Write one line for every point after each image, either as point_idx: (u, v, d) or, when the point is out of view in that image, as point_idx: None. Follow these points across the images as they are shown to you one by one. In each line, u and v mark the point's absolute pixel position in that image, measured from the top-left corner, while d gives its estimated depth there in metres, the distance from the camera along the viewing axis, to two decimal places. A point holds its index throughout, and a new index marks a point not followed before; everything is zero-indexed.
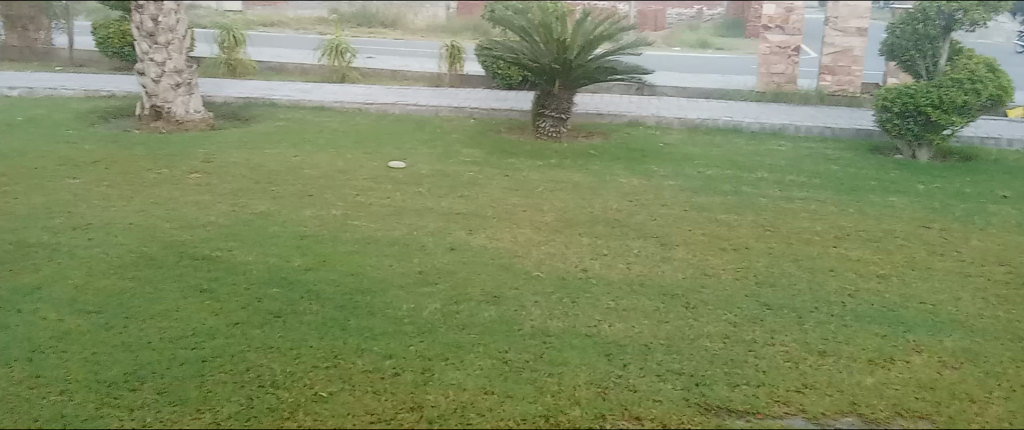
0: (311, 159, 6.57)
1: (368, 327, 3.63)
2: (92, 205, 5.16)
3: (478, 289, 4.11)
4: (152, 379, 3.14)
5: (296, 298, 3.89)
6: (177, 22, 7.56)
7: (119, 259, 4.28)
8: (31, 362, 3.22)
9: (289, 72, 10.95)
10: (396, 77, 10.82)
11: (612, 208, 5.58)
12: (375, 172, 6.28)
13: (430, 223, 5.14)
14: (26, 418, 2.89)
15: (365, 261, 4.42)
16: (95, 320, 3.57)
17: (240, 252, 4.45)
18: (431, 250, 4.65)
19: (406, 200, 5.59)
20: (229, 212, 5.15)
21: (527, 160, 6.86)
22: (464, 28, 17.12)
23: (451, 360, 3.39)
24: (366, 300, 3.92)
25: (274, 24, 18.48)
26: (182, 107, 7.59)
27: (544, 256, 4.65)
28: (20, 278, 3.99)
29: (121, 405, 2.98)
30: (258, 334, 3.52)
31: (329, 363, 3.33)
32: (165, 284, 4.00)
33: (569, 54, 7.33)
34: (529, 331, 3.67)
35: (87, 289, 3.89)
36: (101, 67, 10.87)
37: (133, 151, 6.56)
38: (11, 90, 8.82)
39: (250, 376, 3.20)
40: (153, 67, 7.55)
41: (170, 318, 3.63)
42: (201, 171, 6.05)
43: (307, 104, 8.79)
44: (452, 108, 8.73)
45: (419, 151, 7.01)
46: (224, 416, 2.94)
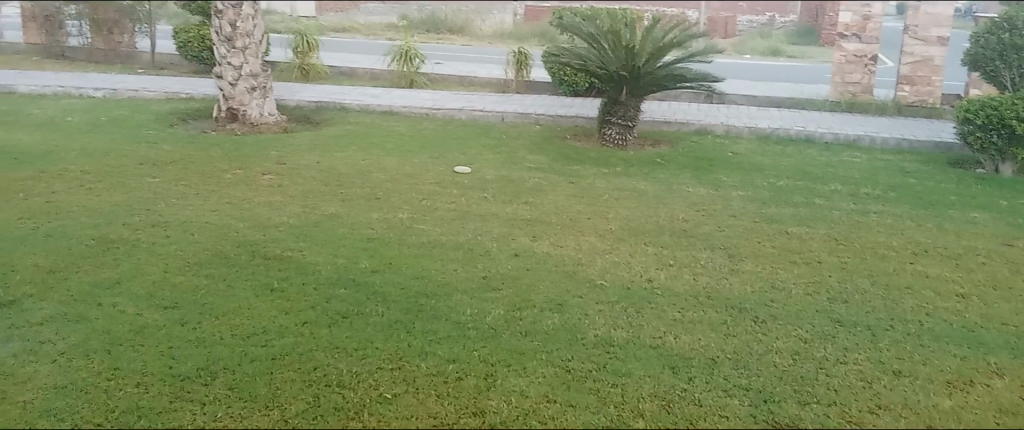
0: (379, 162, 6.67)
1: (432, 331, 3.67)
2: (170, 204, 5.34)
3: (541, 297, 4.10)
4: (224, 375, 3.22)
5: (363, 300, 3.95)
6: (254, 27, 7.79)
7: (195, 256, 4.42)
8: (109, 354, 3.34)
9: (359, 77, 11.16)
10: (463, 83, 10.91)
11: (678, 218, 5.51)
12: (441, 176, 6.34)
13: (495, 228, 5.16)
14: (103, 408, 2.99)
15: (431, 265, 4.46)
16: (171, 316, 3.69)
17: (309, 253, 4.54)
18: (495, 256, 4.66)
19: (471, 205, 5.63)
20: (300, 213, 5.27)
21: (592, 168, 6.83)
22: (530, 35, 17.18)
23: (514, 366, 3.39)
24: (431, 303, 3.96)
25: (344, 30, 18.87)
26: (257, 109, 7.85)
27: (608, 264, 4.61)
28: (102, 272, 4.15)
29: (193, 399, 3.07)
30: (325, 334, 3.59)
31: (394, 365, 3.37)
32: (237, 282, 4.11)
33: (637, 61, 7.28)
34: (593, 341, 3.65)
35: (164, 285, 4.02)
36: (181, 70, 11.27)
37: (209, 152, 6.77)
38: (97, 91, 9.22)
39: (317, 375, 3.25)
40: (230, 71, 7.78)
41: (242, 315, 3.73)
42: (274, 172, 6.21)
43: (376, 108, 8.94)
44: (518, 114, 8.75)
45: (485, 157, 7.05)
46: (291, 414, 3.00)
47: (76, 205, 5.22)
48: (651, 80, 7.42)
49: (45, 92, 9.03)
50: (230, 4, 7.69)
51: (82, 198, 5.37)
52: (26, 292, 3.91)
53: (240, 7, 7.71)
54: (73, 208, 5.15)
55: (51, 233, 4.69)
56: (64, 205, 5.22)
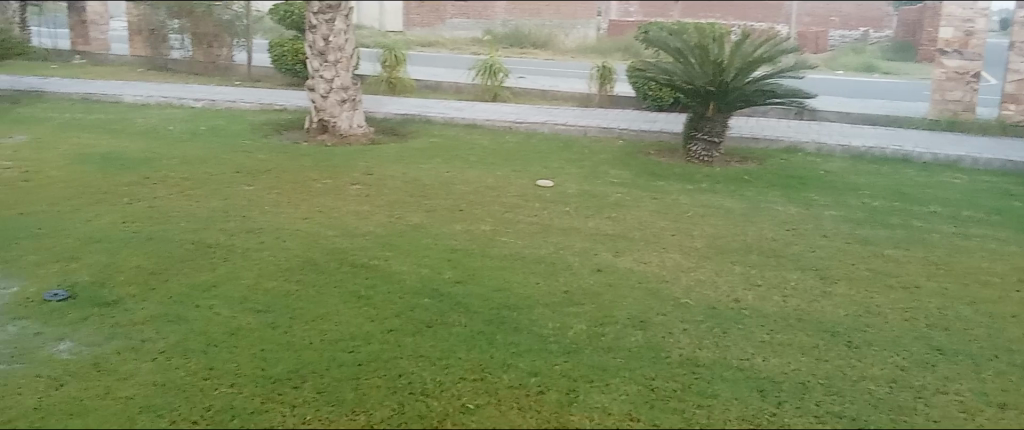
0: (463, 175, 6.74)
1: (514, 343, 3.67)
2: (264, 211, 5.53)
3: (625, 313, 4.05)
4: (313, 379, 3.30)
5: (446, 310, 3.99)
6: (345, 41, 8.01)
7: (286, 262, 4.56)
8: (205, 354, 3.47)
9: (444, 91, 11.31)
10: (546, 97, 10.95)
11: (767, 237, 5.37)
12: (523, 189, 6.36)
13: (577, 242, 5.14)
14: (199, 406, 3.09)
15: (512, 278, 4.47)
16: (263, 319, 3.81)
17: (394, 262, 4.63)
18: (578, 271, 4.63)
19: (554, 219, 5.62)
20: (386, 222, 5.38)
21: (677, 184, 6.73)
22: (614, 49, 17.14)
23: (597, 382, 3.36)
24: (513, 316, 3.96)
25: (430, 44, 19.23)
26: (347, 121, 8.05)
27: (693, 283, 4.52)
28: (200, 275, 4.33)
29: (284, 401, 3.15)
30: (410, 342, 3.64)
31: (476, 375, 3.38)
32: (326, 288, 4.21)
33: (725, 76, 7.15)
34: (678, 360, 3.58)
35: (257, 289, 4.16)
36: (275, 82, 11.67)
37: (301, 162, 6.98)
38: (197, 102, 9.63)
39: (401, 383, 3.30)
40: (322, 84, 8.02)
41: (330, 321, 3.82)
42: (362, 183, 6.35)
43: (460, 121, 9.05)
44: (601, 129, 8.72)
45: (568, 170, 7.04)
46: (377, 420, 3.05)
47: (176, 210, 5.46)
48: (739, 95, 7.27)
49: (150, 102, 9.59)
50: (323, 19, 7.93)
51: (181, 204, 5.61)
52: (129, 291, 4.10)
53: (333, 22, 7.94)
54: (173, 214, 5.39)
55: (153, 236, 4.92)
56: (166, 210, 5.46)
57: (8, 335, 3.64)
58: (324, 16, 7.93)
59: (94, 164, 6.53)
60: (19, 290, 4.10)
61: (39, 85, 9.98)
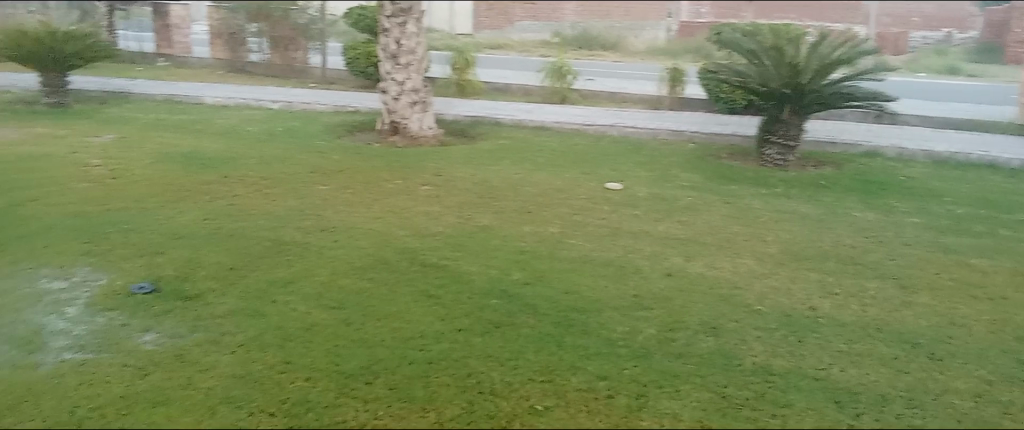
0: (532, 176, 6.76)
1: (583, 346, 3.66)
2: (338, 210, 5.65)
3: (695, 319, 4.00)
4: (385, 375, 3.36)
5: (515, 311, 4.01)
6: (417, 44, 8.10)
7: (359, 260, 4.65)
8: (282, 348, 3.56)
9: (512, 93, 11.37)
10: (615, 99, 10.90)
11: (844, 244, 5.22)
12: (592, 192, 6.34)
13: (647, 246, 5.09)
14: (276, 399, 3.17)
15: (581, 280, 4.45)
16: (336, 316, 3.90)
17: (464, 262, 4.67)
18: (647, 275, 4.59)
19: (623, 222, 5.59)
20: (456, 223, 5.43)
21: (750, 188, 6.61)
22: (684, 51, 16.92)
23: (667, 388, 3.32)
24: (582, 318, 3.95)
25: (499, 47, 19.36)
26: (417, 123, 8.20)
27: (767, 290, 4.42)
28: (277, 272, 4.45)
29: (357, 396, 3.21)
30: (480, 342, 3.66)
31: (545, 377, 3.39)
32: (398, 287, 4.28)
33: (801, 78, 6.98)
34: (751, 368, 3.51)
35: (331, 286, 4.26)
36: (348, 84, 11.90)
37: (373, 163, 7.11)
38: (273, 103, 9.91)
39: (471, 382, 3.33)
40: (394, 86, 8.15)
41: (402, 319, 3.88)
42: (432, 184, 6.43)
43: (529, 123, 9.08)
44: (671, 132, 8.63)
45: (637, 173, 6.99)
46: (447, 418, 3.08)
47: (254, 208, 5.63)
48: (815, 98, 7.10)
49: (229, 103, 9.91)
50: (396, 23, 8.02)
51: (259, 202, 5.78)
52: (209, 286, 4.25)
53: (405, 25, 8.02)
54: (251, 211, 5.55)
55: (232, 233, 5.08)
56: (244, 208, 5.64)
57: (97, 325, 3.80)
58: (396, 19, 8.01)
59: (178, 163, 6.78)
60: (108, 283, 4.28)
61: (126, 86, 10.41)
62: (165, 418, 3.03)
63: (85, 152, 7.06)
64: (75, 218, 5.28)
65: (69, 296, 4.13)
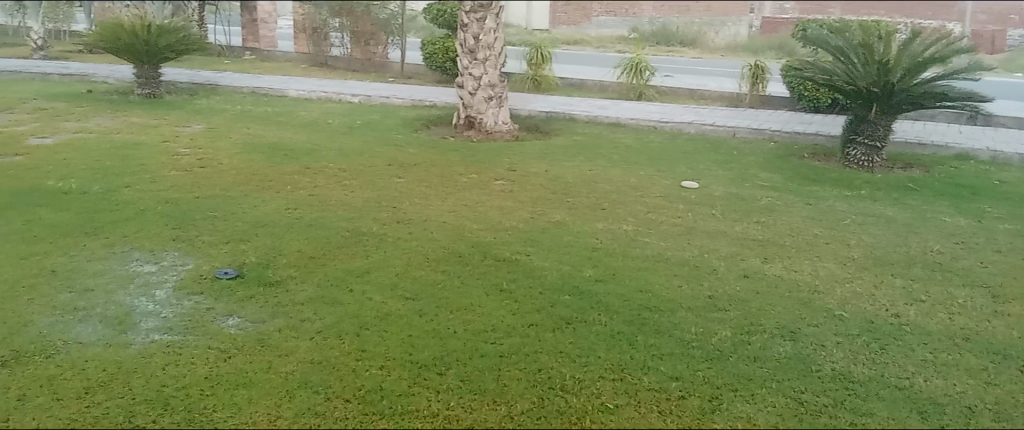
0: (605, 173, 6.72)
1: (656, 346, 3.62)
2: (413, 203, 5.73)
3: (773, 322, 3.90)
4: (457, 367, 3.40)
5: (587, 308, 3.99)
6: (495, 40, 8.15)
7: (433, 253, 4.72)
8: (358, 336, 3.64)
9: (588, 89, 11.32)
10: (693, 96, 10.73)
11: (932, 249, 5.02)
12: (668, 190, 6.26)
13: (724, 247, 5.00)
14: (351, 385, 3.24)
15: (655, 279, 4.40)
16: (411, 306, 3.96)
17: (536, 258, 4.68)
18: (723, 276, 4.50)
19: (699, 221, 5.50)
20: (529, 218, 5.45)
21: (833, 189, 6.41)
22: (766, 47, 16.47)
23: (742, 392, 3.26)
24: (654, 318, 3.91)
25: (575, 43, 19.30)
26: (492, 117, 8.20)
27: (849, 295, 4.28)
28: (355, 261, 4.56)
29: (429, 386, 3.26)
30: (551, 338, 3.67)
31: (616, 375, 3.36)
32: (470, 280, 4.32)
33: (891, 76, 6.72)
34: (829, 374, 3.41)
35: (406, 278, 4.33)
36: (426, 79, 12.06)
37: (449, 157, 7.19)
38: (353, 97, 10.11)
39: (541, 377, 3.33)
40: (471, 81, 8.23)
41: (474, 312, 3.92)
42: (506, 179, 6.46)
43: (604, 119, 9.01)
44: (750, 130, 8.44)
45: (715, 172, 6.86)
46: (517, 411, 3.10)
47: (334, 199, 5.77)
48: (905, 97, 6.82)
49: (311, 96, 10.16)
50: (474, 18, 8.11)
51: (338, 194, 5.92)
52: (290, 274, 4.38)
53: (483, 21, 8.09)
54: (330, 202, 5.69)
55: (312, 223, 5.22)
56: (324, 199, 5.78)
57: (184, 308, 3.96)
58: (475, 15, 8.10)
59: (262, 154, 7.00)
60: (195, 268, 4.46)
61: (215, 79, 10.82)
62: (246, 400, 3.13)
63: (175, 141, 7.36)
64: (165, 205, 5.52)
65: (158, 279, 4.31)
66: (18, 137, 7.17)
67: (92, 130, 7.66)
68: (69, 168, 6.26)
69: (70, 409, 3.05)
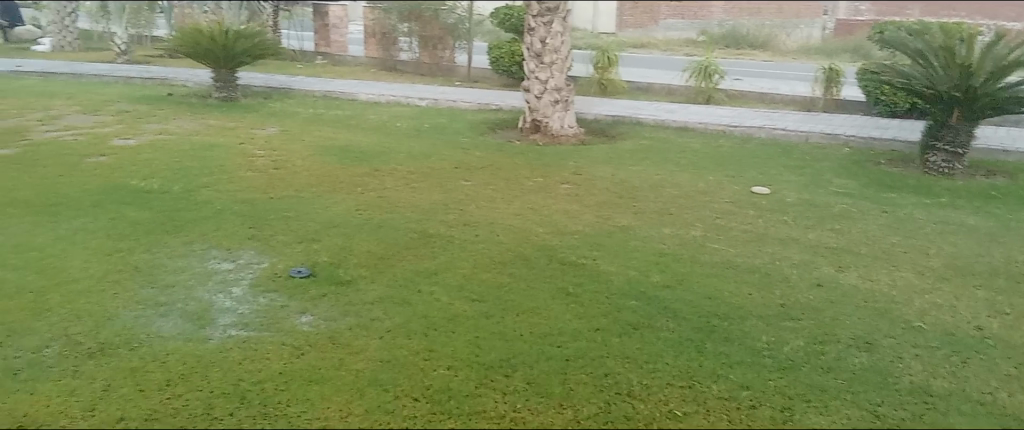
0: (673, 178, 6.64)
1: (725, 354, 3.56)
2: (480, 205, 5.78)
3: (848, 332, 3.80)
4: (523, 369, 3.41)
5: (654, 313, 3.95)
6: (562, 43, 8.15)
7: (499, 255, 4.75)
8: (426, 336, 3.69)
9: (656, 92, 11.22)
10: (764, 100, 10.54)
11: (1017, 260, 4.81)
12: (737, 195, 6.16)
13: (795, 254, 4.89)
14: (420, 385, 3.29)
15: (725, 286, 4.33)
16: (478, 308, 3.99)
17: (603, 262, 4.66)
18: (796, 284, 4.40)
19: (770, 228, 5.39)
20: (596, 222, 5.43)
21: (911, 197, 6.20)
22: (840, 50, 16.05)
23: (815, 402, 3.19)
24: (724, 325, 3.85)
25: (642, 46, 19.16)
26: (558, 121, 8.22)
27: (928, 306, 4.14)
28: (423, 262, 4.62)
29: (496, 387, 3.28)
30: (618, 343, 3.64)
31: (684, 382, 3.32)
32: (537, 283, 4.34)
33: (973, 80, 6.47)
34: (907, 387, 3.31)
35: (473, 280, 4.37)
36: (493, 83, 12.13)
37: (515, 160, 7.23)
38: (421, 100, 10.24)
39: (608, 382, 3.32)
40: (538, 85, 8.23)
41: (540, 315, 3.93)
42: (572, 182, 6.46)
43: (672, 123, 8.92)
44: (824, 135, 8.22)
45: (786, 178, 6.71)
46: (584, 416, 3.09)
47: (403, 201, 5.86)
48: (988, 103, 6.56)
49: (380, 100, 10.35)
50: (542, 22, 8.12)
51: (407, 195, 6.01)
52: (360, 273, 4.46)
53: (551, 24, 8.10)
54: (399, 204, 5.78)
55: (382, 224, 5.31)
56: (393, 200, 5.88)
57: (259, 305, 4.08)
58: (542, 19, 8.11)
59: (334, 156, 7.16)
60: (269, 266, 4.58)
61: (289, 83, 11.11)
62: (319, 396, 3.20)
63: (251, 143, 7.58)
64: (242, 205, 5.69)
65: (235, 276, 4.45)
66: (104, 139, 7.50)
67: (173, 132, 7.95)
68: (152, 168, 6.52)
69: (152, 400, 3.17)
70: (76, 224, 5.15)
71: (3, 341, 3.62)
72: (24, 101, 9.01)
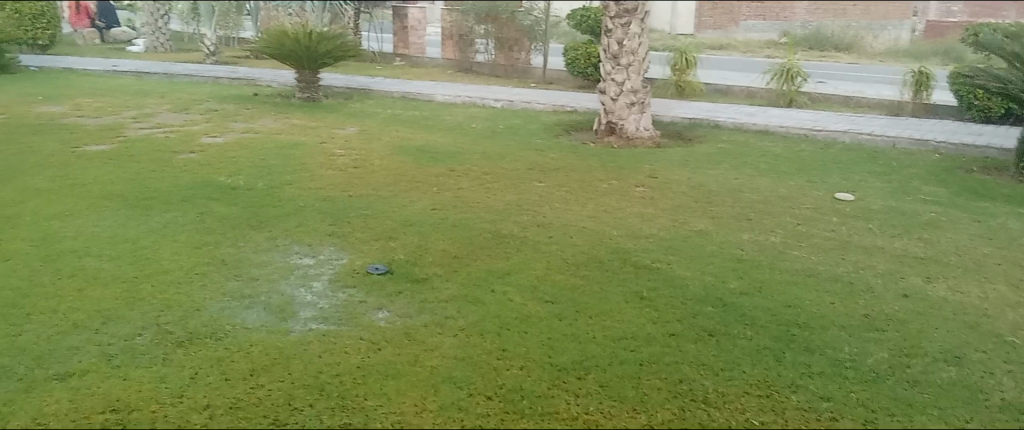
0: (752, 182, 6.51)
1: (805, 363, 3.47)
2: (554, 207, 5.79)
3: (936, 345, 3.65)
4: (596, 372, 3.40)
5: (730, 320, 3.88)
6: (639, 45, 8.09)
7: (573, 257, 4.74)
8: (499, 336, 3.71)
9: (735, 95, 11.02)
10: (848, 103, 10.23)
11: None
12: (819, 201, 5.99)
13: (880, 263, 4.72)
14: (493, 384, 3.31)
15: (805, 295, 4.22)
16: (551, 309, 4.00)
17: (678, 267, 4.60)
18: (880, 294, 4.25)
19: (853, 235, 5.22)
20: (671, 226, 5.36)
21: (1005, 206, 5.92)
22: (931, 52, 15.43)
23: (900, 417, 3.08)
24: (804, 334, 3.75)
25: (721, 47, 18.85)
26: (634, 124, 8.15)
27: (1022, 320, 3.94)
28: (496, 263, 4.65)
29: (569, 389, 3.28)
30: (693, 349, 3.59)
31: (762, 391, 3.26)
32: (610, 286, 4.31)
33: None
34: (999, 405, 3.17)
35: (546, 281, 4.37)
36: (568, 84, 12.13)
37: (590, 162, 7.20)
38: (497, 102, 10.31)
39: (683, 388, 3.28)
40: (613, 86, 8.16)
41: (613, 318, 3.90)
42: (648, 186, 6.39)
43: (751, 127, 8.73)
44: (913, 141, 7.92)
45: (871, 184, 6.49)
46: (658, 421, 3.06)
47: (478, 201, 5.91)
48: None
49: (456, 101, 10.46)
50: (619, 23, 8.09)
51: (482, 196, 6.06)
52: (435, 272, 4.52)
53: (628, 26, 8.06)
54: (474, 204, 5.84)
55: (456, 223, 5.37)
56: (468, 201, 5.93)
57: (338, 299, 4.18)
58: (620, 20, 8.08)
59: (411, 156, 7.28)
60: (348, 262, 4.69)
61: (368, 84, 11.33)
62: (395, 391, 3.26)
63: (332, 142, 7.78)
64: (322, 202, 5.84)
65: (316, 271, 4.58)
66: (194, 136, 7.81)
67: (258, 131, 8.22)
68: (238, 165, 6.76)
69: (237, 389, 3.29)
70: (168, 217, 5.39)
71: (99, 327, 3.81)
72: (120, 100, 9.47)
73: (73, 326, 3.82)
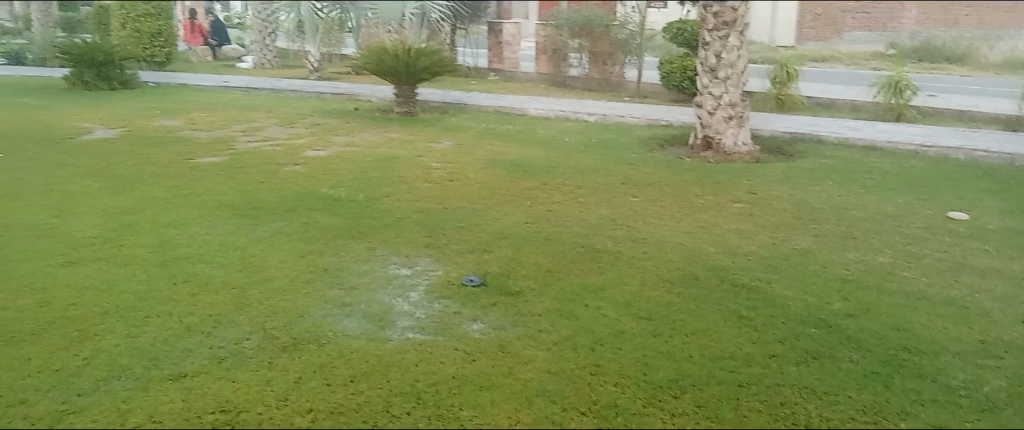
0: (858, 200, 6.25)
1: (916, 390, 3.31)
2: (649, 222, 5.72)
3: None
4: (692, 391, 3.33)
5: (834, 343, 3.74)
6: (737, 58, 7.90)
7: (668, 273, 4.67)
8: (593, 351, 3.70)
9: (838, 109, 10.70)
10: (962, 118, 9.76)
11: None
12: (930, 220, 5.71)
13: (997, 286, 4.46)
14: (586, 399, 3.29)
15: (915, 318, 4.02)
16: (645, 326, 3.95)
17: (778, 285, 4.47)
18: (998, 320, 4.01)
19: (968, 257, 4.95)
20: (771, 244, 5.22)
21: None
22: None
23: None
24: (915, 359, 3.58)
25: (824, 59, 18.29)
26: (732, 138, 8.02)
27: None
28: (590, 277, 4.64)
29: (664, 408, 3.23)
30: (794, 371, 3.48)
31: (868, 418, 3.12)
32: (707, 304, 4.22)
33: None
34: None
35: (640, 297, 4.32)
36: (662, 98, 12.02)
37: (685, 177, 7.09)
38: (590, 115, 10.28)
39: (784, 412, 3.18)
40: (710, 100, 8.01)
41: (710, 337, 3.82)
42: (746, 201, 6.24)
43: (856, 141, 8.41)
44: None
45: (987, 203, 6.15)
46: None
47: (572, 215, 5.91)
48: None
49: (550, 115, 10.51)
50: (717, 36, 7.90)
51: (575, 210, 6.06)
52: (529, 285, 4.54)
53: (726, 38, 7.86)
54: (568, 218, 5.84)
55: (550, 237, 5.38)
56: (562, 214, 5.94)
57: (434, 310, 4.26)
58: (718, 32, 7.89)
59: (505, 169, 7.36)
60: (443, 274, 4.77)
61: (464, 98, 11.52)
62: (489, 402, 3.29)
63: (429, 156, 7.93)
64: (419, 214, 5.97)
65: (413, 282, 4.67)
66: (299, 149, 8.11)
67: (358, 144, 8.47)
68: (339, 177, 6.99)
69: (338, 394, 3.39)
70: (274, 227, 5.62)
71: (210, 331, 4.00)
72: (231, 114, 9.94)
73: (187, 329, 4.03)
